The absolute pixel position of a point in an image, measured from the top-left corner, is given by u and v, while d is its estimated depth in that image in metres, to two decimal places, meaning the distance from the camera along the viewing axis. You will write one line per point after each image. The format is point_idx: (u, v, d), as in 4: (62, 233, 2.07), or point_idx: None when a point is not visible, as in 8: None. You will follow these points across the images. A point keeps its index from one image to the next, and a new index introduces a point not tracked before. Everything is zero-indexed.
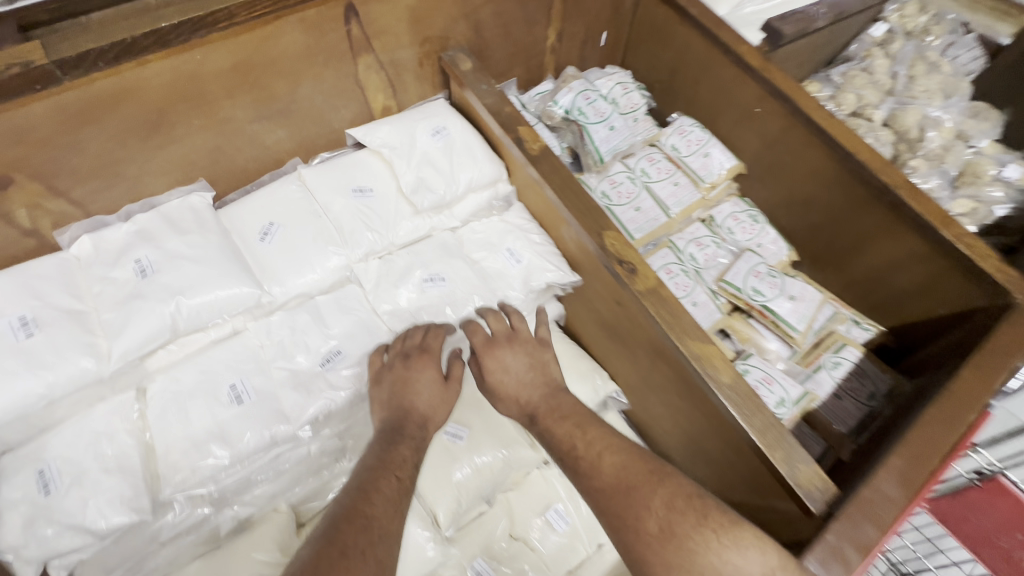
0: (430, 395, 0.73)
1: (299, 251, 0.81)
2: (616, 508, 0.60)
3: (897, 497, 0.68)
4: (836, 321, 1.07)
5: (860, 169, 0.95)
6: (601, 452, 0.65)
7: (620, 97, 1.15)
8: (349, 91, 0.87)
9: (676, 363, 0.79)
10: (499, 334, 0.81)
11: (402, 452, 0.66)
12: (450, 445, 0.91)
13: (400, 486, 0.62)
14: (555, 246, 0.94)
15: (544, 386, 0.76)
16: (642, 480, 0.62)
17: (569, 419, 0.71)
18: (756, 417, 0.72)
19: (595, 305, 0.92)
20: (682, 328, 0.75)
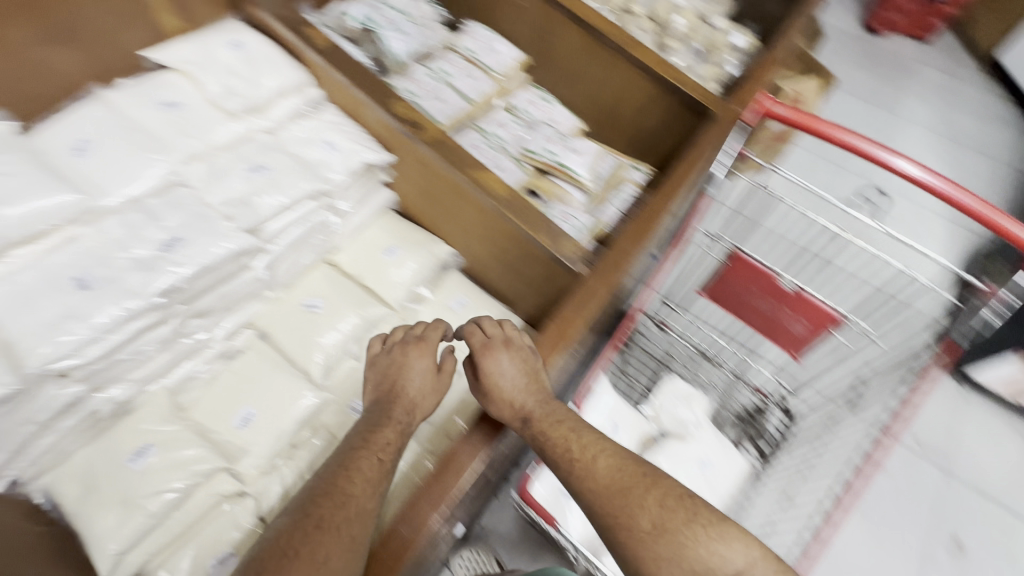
0: (424, 385, 0.91)
1: (118, 161, 0.89)
2: (612, 509, 0.72)
3: (627, 247, 0.97)
4: (618, 168, 1.35)
5: (594, 32, 1.26)
6: (595, 457, 0.78)
7: (410, 8, 1.34)
8: (129, 11, 0.98)
9: (466, 194, 1.02)
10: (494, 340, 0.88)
11: (387, 434, 0.83)
12: (308, 313, 1.06)
13: (378, 465, 0.79)
14: (368, 133, 1.10)
15: (541, 395, 0.84)
16: (632, 484, 0.74)
17: (574, 434, 0.80)
18: (522, 212, 0.97)
19: (409, 176, 1.12)
20: (458, 160, 1.00)
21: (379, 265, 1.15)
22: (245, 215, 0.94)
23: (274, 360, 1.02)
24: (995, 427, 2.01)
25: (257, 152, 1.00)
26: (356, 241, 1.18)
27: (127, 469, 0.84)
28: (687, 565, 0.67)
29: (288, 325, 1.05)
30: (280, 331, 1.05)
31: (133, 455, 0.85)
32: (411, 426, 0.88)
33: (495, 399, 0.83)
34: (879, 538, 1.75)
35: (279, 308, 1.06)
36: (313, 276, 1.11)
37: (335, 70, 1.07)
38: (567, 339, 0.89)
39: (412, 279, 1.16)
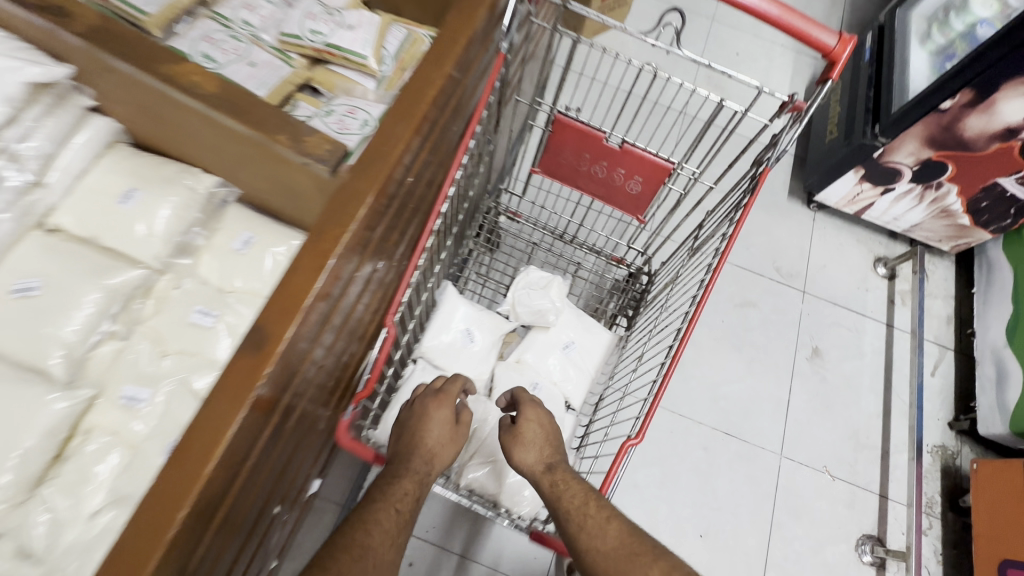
0: (449, 438, 0.97)
1: None
2: (617, 567, 0.80)
3: (400, 131, 0.80)
4: (410, 42, 1.14)
5: None
6: (603, 524, 0.85)
7: None
8: None
9: (177, 103, 0.79)
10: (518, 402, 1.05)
11: (407, 484, 0.88)
12: (22, 301, 0.82)
13: (396, 515, 0.84)
14: (23, 40, 0.80)
15: (561, 467, 0.94)
16: (637, 552, 0.82)
17: (586, 501, 0.88)
18: (244, 109, 0.77)
19: (108, 97, 0.86)
20: (140, 55, 0.77)
21: (116, 217, 0.90)
22: None
23: None
24: (844, 244, 2.18)
25: None
26: (76, 198, 0.90)
27: None
28: None
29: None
30: None
31: None
32: (431, 474, 0.92)
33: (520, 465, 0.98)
34: (751, 368, 1.91)
35: None
36: (21, 250, 0.85)
37: None
38: (329, 259, 0.69)
39: (171, 228, 0.92)
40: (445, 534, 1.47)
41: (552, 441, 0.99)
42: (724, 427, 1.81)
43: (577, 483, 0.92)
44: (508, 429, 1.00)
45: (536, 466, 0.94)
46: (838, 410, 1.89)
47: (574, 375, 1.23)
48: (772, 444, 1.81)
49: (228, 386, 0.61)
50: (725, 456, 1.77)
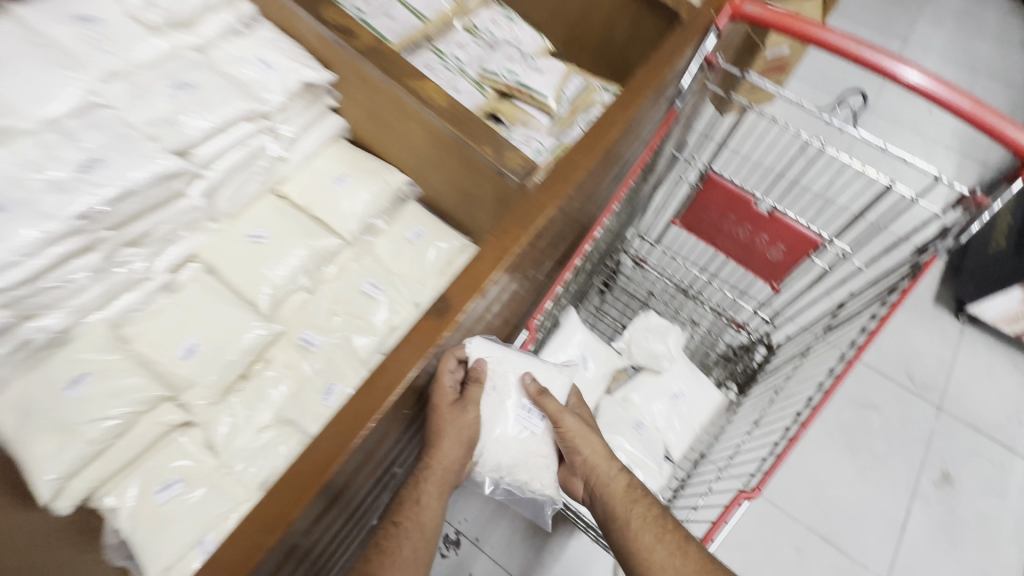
0: (458, 427, 0.84)
1: (28, 78, 0.83)
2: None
3: (582, 161, 0.90)
4: (588, 91, 1.25)
5: None
6: (680, 548, 0.83)
7: None
8: None
9: (422, 118, 0.93)
10: (585, 418, 0.95)
11: (405, 514, 0.80)
12: (255, 245, 1.02)
13: (398, 525, 0.78)
14: (306, 49, 1.02)
15: (634, 488, 0.91)
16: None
17: (657, 520, 0.86)
18: (468, 124, 0.90)
19: (353, 96, 1.04)
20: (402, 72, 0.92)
21: (328, 194, 1.09)
22: (171, 134, 0.89)
23: (219, 294, 0.97)
24: (995, 365, 1.96)
25: (182, 74, 0.93)
26: (304, 172, 1.11)
27: (62, 398, 0.81)
28: None
29: (232, 259, 1.00)
30: (226, 265, 1.00)
31: (68, 384, 0.82)
32: (435, 468, 0.83)
33: (576, 467, 0.93)
34: (865, 476, 1.73)
35: (223, 242, 1.01)
36: (258, 208, 1.05)
37: None
38: (508, 254, 0.80)
39: (364, 210, 1.10)
40: (481, 530, 1.47)
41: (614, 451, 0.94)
42: (822, 531, 1.65)
43: (649, 497, 0.90)
44: (573, 432, 0.92)
45: (608, 471, 0.91)
46: (965, 551, 1.65)
47: (679, 426, 1.23)
48: (878, 566, 1.61)
49: (415, 340, 0.73)
50: (819, 563, 1.60)
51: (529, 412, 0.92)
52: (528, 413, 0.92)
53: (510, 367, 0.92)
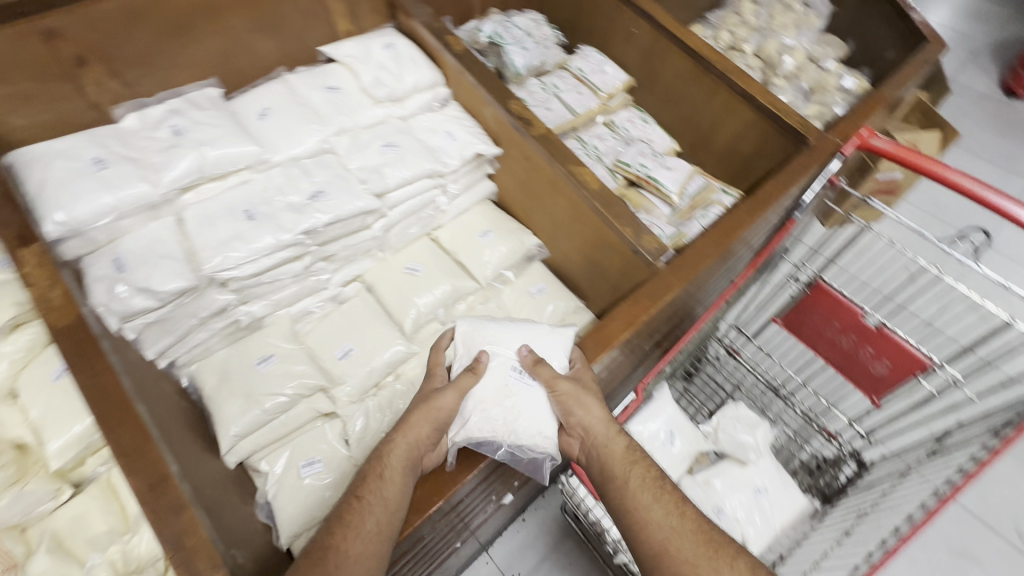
0: (430, 407, 0.83)
1: (289, 129, 1.10)
2: (694, 556, 0.74)
3: (710, 251, 1.00)
4: (708, 191, 1.38)
5: (699, 57, 1.31)
6: (676, 507, 0.80)
7: (534, 29, 1.46)
8: (318, 14, 1.18)
9: (572, 196, 1.09)
10: (587, 383, 0.88)
11: (369, 486, 0.76)
12: (410, 276, 1.20)
13: (363, 496, 0.75)
14: (483, 128, 1.25)
15: (633, 449, 0.85)
16: (722, 547, 0.76)
17: (655, 481, 0.82)
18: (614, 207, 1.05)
19: (513, 169, 1.24)
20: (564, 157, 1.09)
21: (473, 245, 1.27)
22: (375, 180, 1.11)
23: (375, 311, 1.15)
24: None
25: (390, 136, 1.17)
26: (456, 223, 1.31)
27: (255, 369, 1.01)
28: None
29: (390, 285, 1.19)
30: (383, 289, 1.19)
31: (259, 360, 1.02)
32: (397, 444, 0.80)
33: (572, 429, 0.88)
34: None
35: (386, 270, 1.21)
36: (416, 247, 1.25)
37: (463, 69, 1.21)
38: (637, 322, 0.91)
39: (498, 261, 1.25)
40: None
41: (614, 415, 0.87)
42: None
43: (648, 460, 0.85)
44: (566, 398, 0.86)
45: (605, 431, 0.85)
46: None
47: (760, 522, 1.22)
48: None
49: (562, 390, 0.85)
50: None
51: (521, 375, 0.89)
52: (519, 378, 0.88)
53: (496, 344, 0.91)
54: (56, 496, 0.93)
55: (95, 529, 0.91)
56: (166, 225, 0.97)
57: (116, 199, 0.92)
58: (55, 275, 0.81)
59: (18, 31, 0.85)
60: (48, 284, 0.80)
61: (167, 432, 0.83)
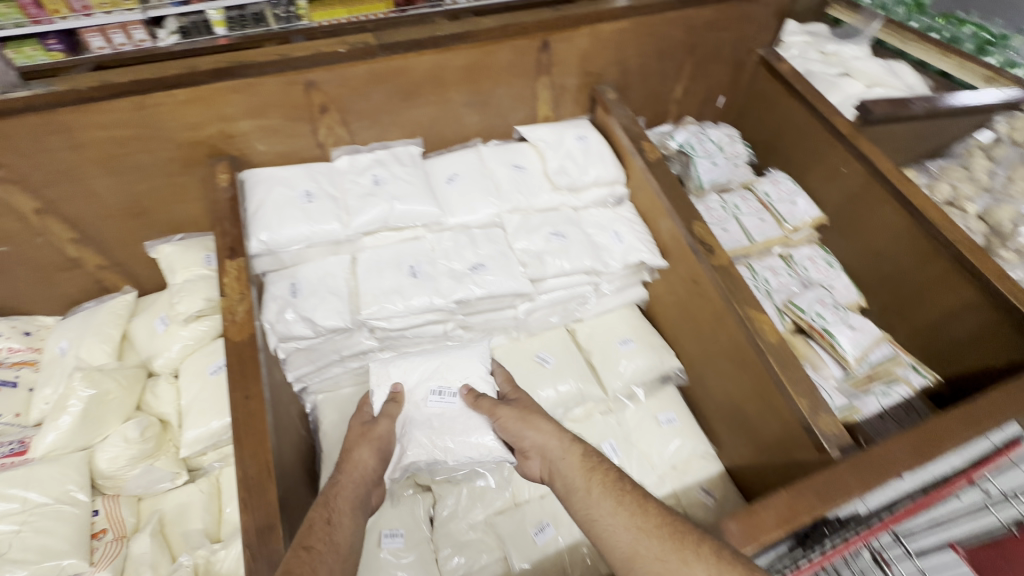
0: (367, 439, 0.85)
1: (470, 198, 1.15)
2: (662, 552, 0.66)
3: (906, 460, 0.80)
4: (894, 363, 1.17)
5: (921, 216, 1.13)
6: (640, 502, 0.72)
7: (727, 145, 1.40)
8: (527, 98, 1.22)
9: (739, 339, 0.98)
10: (536, 410, 0.89)
11: (313, 515, 0.72)
12: (538, 365, 1.15)
13: (324, 535, 0.68)
14: (652, 236, 1.19)
15: (587, 451, 0.81)
16: (690, 538, 0.67)
17: (609, 476, 0.77)
18: (789, 368, 0.91)
19: (674, 287, 1.16)
20: (741, 296, 0.98)
21: (611, 351, 1.19)
22: (535, 266, 1.09)
23: None
24: None
25: (559, 224, 1.16)
26: (596, 321, 1.25)
27: None
28: None
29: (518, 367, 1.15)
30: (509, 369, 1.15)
31: None
32: (339, 479, 0.78)
33: (528, 453, 0.86)
34: None
35: (518, 350, 1.18)
36: (551, 335, 1.21)
37: (649, 173, 1.16)
38: (798, 523, 0.75)
39: (632, 375, 1.17)
40: None
41: (569, 433, 0.85)
42: None
43: (599, 459, 0.80)
44: (511, 423, 0.87)
45: (560, 446, 0.82)
46: None
47: None
48: None
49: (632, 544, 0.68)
50: None
51: (445, 394, 0.94)
52: (443, 397, 0.93)
53: (418, 372, 0.96)
54: (174, 479, 0.99)
55: (192, 524, 0.95)
56: (342, 262, 1.04)
57: (310, 231, 1.01)
58: (245, 291, 0.90)
59: (288, 79, 0.98)
60: (238, 297, 0.89)
61: (282, 465, 0.85)
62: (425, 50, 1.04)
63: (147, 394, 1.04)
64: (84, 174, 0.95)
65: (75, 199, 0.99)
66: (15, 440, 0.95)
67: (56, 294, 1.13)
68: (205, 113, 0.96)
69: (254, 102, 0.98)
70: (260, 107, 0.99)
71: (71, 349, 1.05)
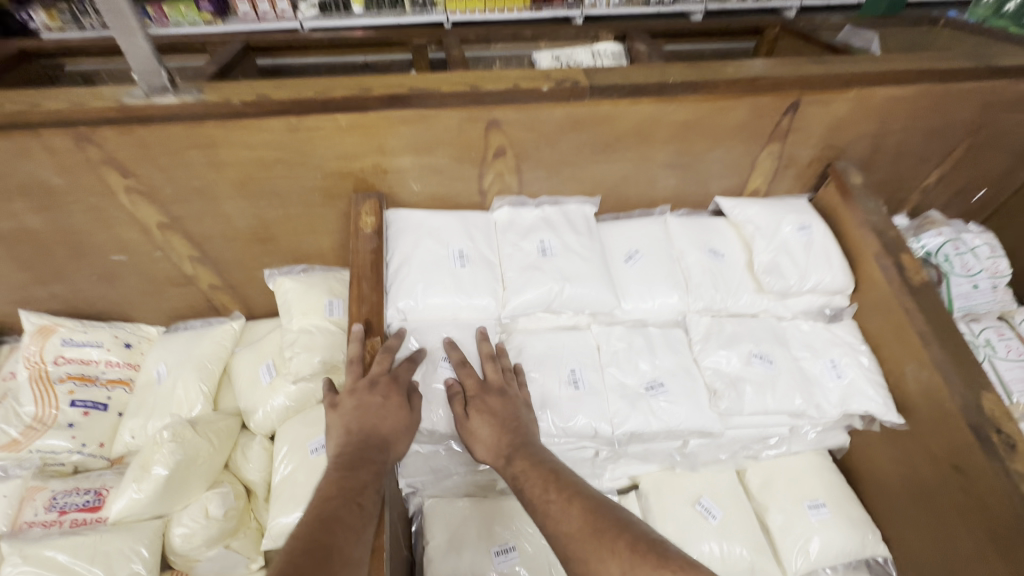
0: (392, 413, 0.66)
1: (651, 284, 0.90)
2: (586, 549, 0.50)
3: None
4: None
5: None
6: (566, 498, 0.55)
7: (986, 259, 1.03)
8: (742, 166, 0.95)
9: None
10: (492, 384, 0.73)
11: (358, 477, 0.57)
12: (700, 517, 0.88)
13: (362, 512, 0.54)
14: (884, 378, 0.88)
15: (520, 433, 0.66)
16: (609, 526, 0.51)
17: (538, 463, 0.61)
18: None
19: (912, 460, 0.85)
20: None
21: (797, 515, 0.89)
22: (731, 398, 0.82)
23: None
24: None
25: (761, 337, 0.89)
26: (776, 464, 0.96)
27: (490, 562, 0.79)
28: None
29: (671, 509, 0.88)
30: (662, 509, 0.88)
31: (499, 550, 0.80)
32: (389, 467, 0.61)
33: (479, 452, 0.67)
34: None
35: (672, 483, 0.92)
36: (715, 473, 0.93)
37: (907, 296, 0.84)
38: None
39: (822, 558, 0.86)
40: None
41: (513, 421, 0.68)
42: None
43: (536, 445, 0.65)
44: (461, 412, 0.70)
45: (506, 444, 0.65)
46: None
47: None
48: None
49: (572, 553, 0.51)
50: None
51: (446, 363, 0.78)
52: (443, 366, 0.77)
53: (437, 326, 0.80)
54: (248, 564, 0.82)
55: None
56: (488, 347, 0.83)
57: (453, 304, 0.80)
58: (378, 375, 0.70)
59: (470, 115, 0.77)
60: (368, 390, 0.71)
61: None
62: (643, 96, 0.79)
63: (237, 452, 0.89)
64: (217, 193, 0.80)
65: (202, 217, 0.84)
66: (91, 487, 0.82)
67: (163, 307, 1.01)
68: (364, 143, 0.78)
69: (423, 137, 0.79)
70: (428, 143, 0.80)
71: (166, 380, 0.92)
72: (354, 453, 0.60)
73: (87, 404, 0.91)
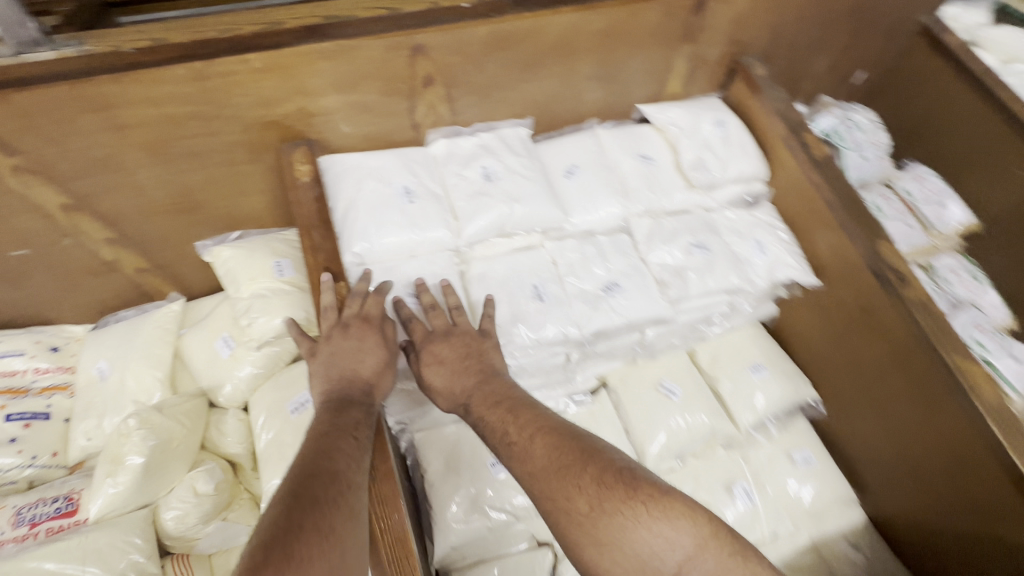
0: (362, 356, 0.66)
1: (592, 195, 0.94)
2: (553, 489, 0.53)
3: None
4: None
5: None
6: (530, 435, 0.58)
7: (869, 131, 1.17)
8: (659, 71, 0.99)
9: (940, 401, 0.82)
10: (438, 329, 0.73)
11: (349, 417, 0.59)
12: (664, 397, 0.98)
13: (358, 444, 0.56)
14: (800, 248, 1.00)
15: (477, 371, 0.68)
16: (574, 461, 0.54)
17: (498, 403, 0.63)
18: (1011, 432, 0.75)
19: (825, 313, 0.99)
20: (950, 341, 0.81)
21: (743, 379, 1.02)
22: (677, 286, 0.91)
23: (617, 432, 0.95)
24: None
25: (695, 228, 0.97)
26: (721, 341, 1.07)
27: (489, 473, 0.85)
28: (622, 557, 0.49)
29: (639, 397, 0.98)
30: (631, 399, 0.97)
31: (495, 462, 0.86)
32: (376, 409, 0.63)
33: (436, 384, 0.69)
34: None
35: (636, 375, 1.00)
36: (672, 359, 1.03)
37: (813, 172, 0.95)
38: None
39: (767, 409, 1.00)
40: None
41: (474, 359, 0.69)
42: None
43: (497, 379, 0.67)
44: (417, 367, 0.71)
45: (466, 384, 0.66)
46: None
47: None
48: None
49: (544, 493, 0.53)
50: None
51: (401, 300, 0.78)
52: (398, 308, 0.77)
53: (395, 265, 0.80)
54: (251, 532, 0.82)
55: None
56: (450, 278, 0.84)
57: (409, 241, 0.80)
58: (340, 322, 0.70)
59: (393, 43, 0.74)
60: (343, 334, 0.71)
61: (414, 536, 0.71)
62: (563, 7, 0.80)
63: (212, 430, 0.87)
64: (125, 161, 0.73)
65: (113, 192, 0.76)
66: (59, 494, 0.77)
67: (84, 301, 0.92)
68: (284, 86, 0.73)
69: (346, 73, 0.75)
70: (352, 78, 0.76)
71: (113, 375, 0.86)
72: (340, 396, 0.61)
73: (25, 416, 0.83)
